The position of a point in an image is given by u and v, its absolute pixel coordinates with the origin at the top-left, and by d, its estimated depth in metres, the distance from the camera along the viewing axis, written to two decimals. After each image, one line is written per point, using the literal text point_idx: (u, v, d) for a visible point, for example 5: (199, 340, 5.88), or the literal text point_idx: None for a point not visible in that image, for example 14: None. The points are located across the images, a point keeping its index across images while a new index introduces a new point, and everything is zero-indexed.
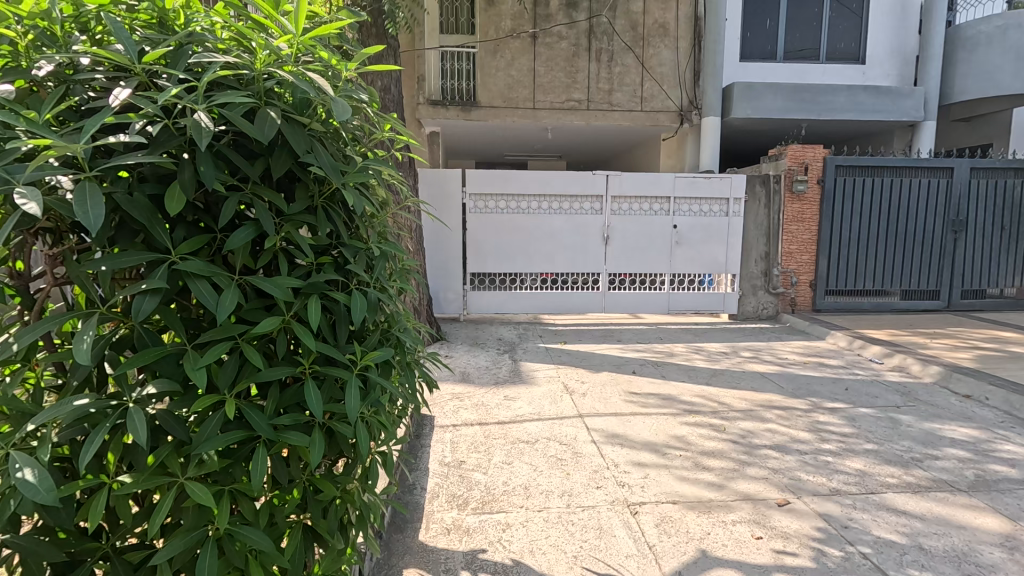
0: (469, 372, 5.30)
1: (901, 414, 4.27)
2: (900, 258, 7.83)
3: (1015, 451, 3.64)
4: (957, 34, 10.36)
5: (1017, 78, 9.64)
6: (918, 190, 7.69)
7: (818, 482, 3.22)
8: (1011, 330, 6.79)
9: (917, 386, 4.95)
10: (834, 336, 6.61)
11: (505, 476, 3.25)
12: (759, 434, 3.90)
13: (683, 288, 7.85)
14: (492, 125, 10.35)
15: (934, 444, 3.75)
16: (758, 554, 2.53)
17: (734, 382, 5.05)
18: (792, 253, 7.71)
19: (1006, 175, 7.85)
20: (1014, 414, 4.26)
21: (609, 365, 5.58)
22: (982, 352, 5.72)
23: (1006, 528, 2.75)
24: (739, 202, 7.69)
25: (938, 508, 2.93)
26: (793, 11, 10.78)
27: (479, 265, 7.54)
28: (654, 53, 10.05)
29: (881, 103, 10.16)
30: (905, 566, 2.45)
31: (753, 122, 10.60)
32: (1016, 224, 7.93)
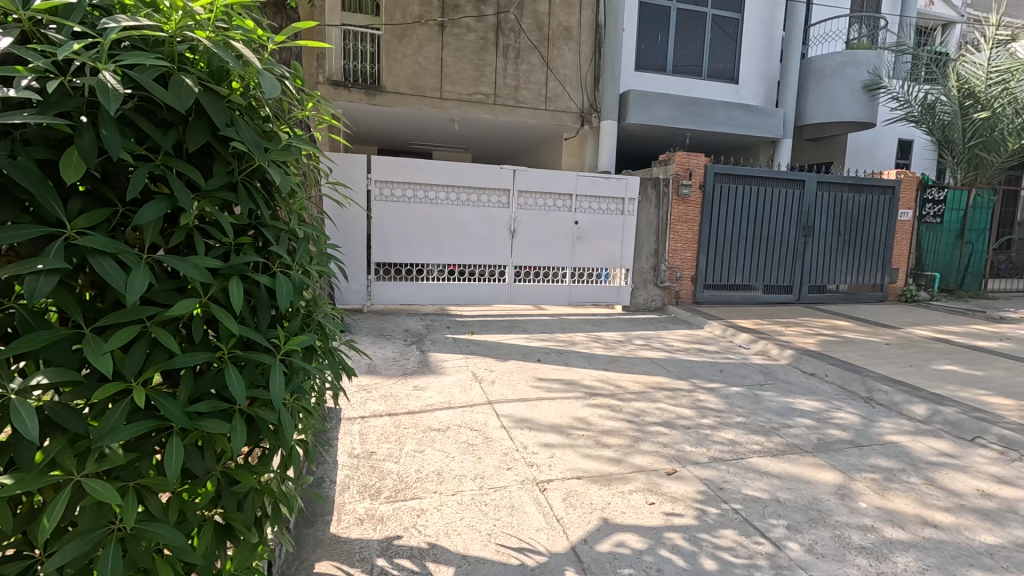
0: (376, 363, 5.19)
1: (763, 391, 4.95)
2: (763, 257, 8.97)
3: (846, 417, 4.41)
4: (809, 65, 11.99)
5: (852, 108, 11.45)
6: (778, 199, 8.86)
7: (699, 451, 3.65)
8: (844, 319, 8.13)
9: (775, 367, 5.76)
10: (711, 325, 7.43)
11: (417, 464, 3.26)
12: (650, 413, 4.29)
13: (583, 281, 8.30)
14: (398, 112, 10.10)
15: (788, 415, 4.41)
16: (651, 517, 2.82)
17: (628, 368, 5.49)
18: (677, 250, 8.51)
19: (843, 189, 9.29)
20: (846, 387, 5.14)
21: (515, 353, 5.78)
22: (823, 338, 6.78)
23: (839, 480, 3.34)
24: (633, 202, 8.30)
25: (791, 467, 3.47)
26: (681, 27, 11.76)
27: (384, 254, 7.35)
28: (558, 55, 10.43)
29: (751, 120, 11.49)
30: (766, 516, 2.89)
31: (646, 128, 11.45)
32: (849, 231, 9.43)
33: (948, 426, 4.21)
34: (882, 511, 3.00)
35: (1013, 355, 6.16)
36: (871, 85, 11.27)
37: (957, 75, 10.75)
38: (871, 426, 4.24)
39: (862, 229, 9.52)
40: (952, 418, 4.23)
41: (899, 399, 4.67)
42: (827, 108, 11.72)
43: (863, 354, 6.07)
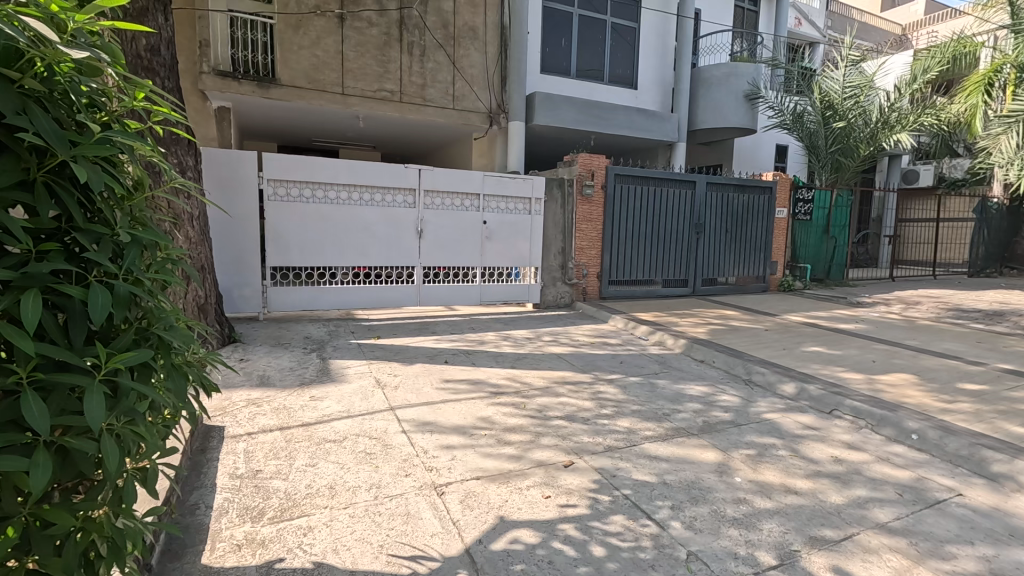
0: (269, 374, 4.86)
1: (658, 379, 5.26)
2: (661, 253, 9.56)
3: (728, 399, 4.81)
4: (699, 74, 12.93)
5: (736, 115, 12.51)
6: (673, 198, 9.48)
7: (595, 441, 3.80)
8: (732, 309, 8.87)
9: (670, 356, 6.16)
10: (614, 319, 7.78)
11: (307, 480, 3.08)
12: (552, 408, 4.40)
13: (494, 280, 8.36)
14: (295, 106, 9.55)
15: (678, 400, 4.72)
16: (546, 510, 2.88)
17: (534, 364, 5.59)
18: (583, 248, 8.82)
19: (729, 189, 10.12)
20: (729, 371, 5.61)
21: (422, 356, 5.68)
22: (712, 327, 7.35)
23: (719, 458, 3.62)
24: (539, 202, 8.50)
25: (678, 450, 3.71)
26: (583, 33, 12.18)
27: (281, 258, 6.92)
28: (465, 55, 10.40)
29: (649, 124, 12.18)
30: (653, 499, 3.06)
31: (552, 130, 11.76)
32: (735, 227, 10.29)
33: (811, 401, 4.72)
34: (753, 484, 3.29)
35: (864, 335, 7.05)
36: (752, 95, 12.40)
37: (820, 88, 12.15)
38: (749, 406, 4.66)
39: (746, 226, 10.43)
40: (815, 394, 4.75)
41: (773, 379, 5.17)
42: (715, 115, 12.70)
43: (745, 340, 6.65)
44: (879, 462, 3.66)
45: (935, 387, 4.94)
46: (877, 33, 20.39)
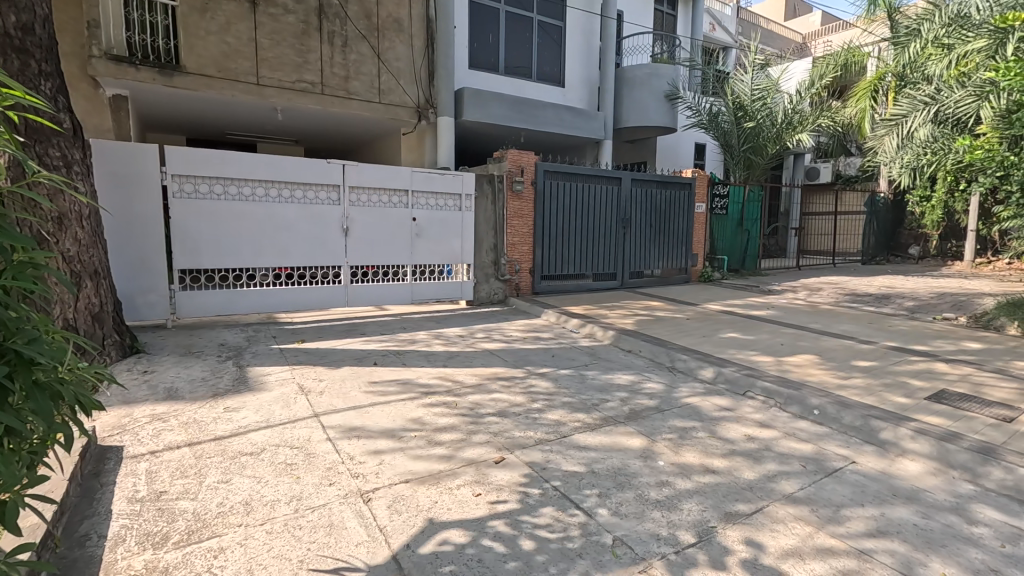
0: (177, 387, 4.48)
1: (588, 371, 5.40)
2: (591, 248, 9.82)
3: (653, 387, 5.02)
4: (623, 74, 13.31)
5: (658, 114, 13.03)
6: (600, 194, 9.76)
7: (527, 436, 3.83)
8: (657, 300, 9.27)
9: (600, 347, 6.34)
10: (547, 314, 7.89)
11: (219, 498, 2.87)
12: (485, 405, 4.39)
13: (425, 278, 8.20)
14: (204, 96, 8.87)
15: (606, 390, 4.87)
16: (476, 508, 2.86)
17: (467, 362, 5.55)
18: (515, 244, 8.89)
19: (653, 186, 10.56)
20: (654, 360, 5.86)
21: (350, 359, 5.47)
22: (639, 318, 7.64)
23: (644, 444, 3.76)
24: (470, 198, 8.44)
25: (606, 438, 3.82)
26: (511, 30, 12.21)
27: (191, 260, 6.41)
28: (390, 47, 10.05)
29: (577, 121, 12.44)
30: (582, 489, 3.12)
31: (482, 126, 11.74)
32: (659, 222, 10.77)
33: (728, 384, 5.03)
34: (676, 466, 3.44)
35: (774, 321, 7.61)
36: (671, 95, 13.02)
37: (732, 90, 12.98)
38: (672, 392, 4.89)
39: (669, 221, 10.94)
40: (730, 377, 5.06)
41: (693, 365, 5.45)
42: (638, 114, 13.13)
43: (669, 329, 6.96)
44: (786, 437, 3.95)
45: (833, 365, 5.43)
46: (780, 40, 22.09)
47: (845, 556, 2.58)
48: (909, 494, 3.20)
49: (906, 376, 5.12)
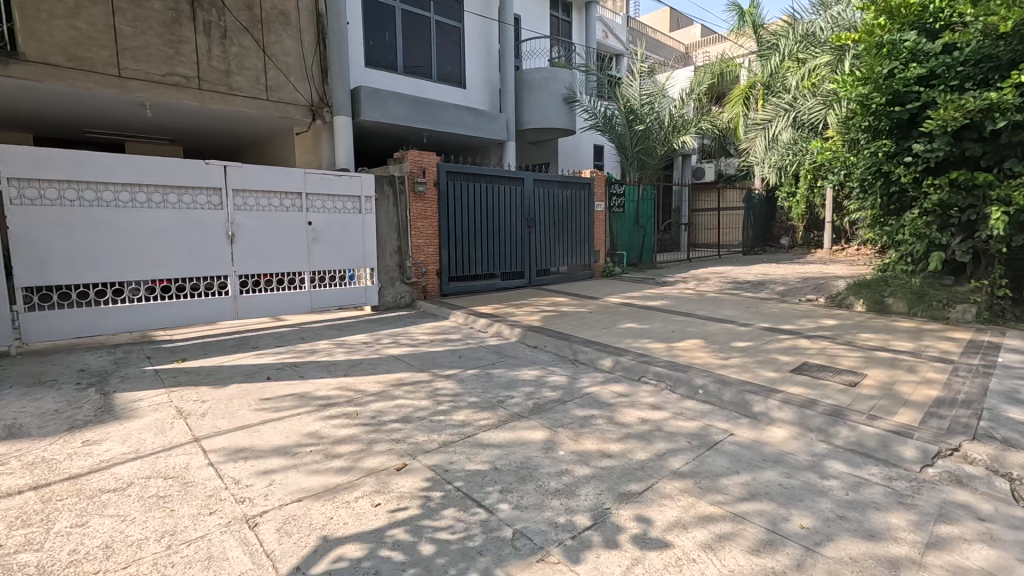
0: (22, 423, 3.87)
1: (494, 369, 5.45)
2: (497, 248, 9.93)
3: (557, 379, 5.18)
4: (521, 77, 13.47)
5: (558, 117, 13.40)
6: (504, 194, 9.91)
7: (430, 439, 3.77)
8: (562, 296, 9.59)
9: (506, 345, 6.43)
10: (455, 315, 7.86)
11: (73, 544, 2.52)
12: (388, 412, 4.27)
13: (325, 285, 7.81)
14: (52, 89, 7.77)
15: (512, 386, 4.94)
16: (375, 519, 2.77)
17: (370, 370, 5.37)
18: (420, 246, 8.77)
19: (554, 185, 10.89)
20: (558, 353, 6.05)
21: (239, 376, 5.07)
22: (545, 314, 7.84)
23: (546, 435, 3.87)
24: (370, 200, 8.17)
25: (509, 434, 3.87)
26: (407, 29, 11.96)
27: (39, 276, 5.59)
28: (276, 41, 9.43)
29: (479, 123, 12.51)
30: (484, 486, 3.14)
31: (381, 127, 11.41)
32: (562, 220, 11.13)
33: (625, 371, 5.32)
34: (575, 454, 3.57)
35: (667, 310, 8.17)
36: (569, 98, 13.44)
37: (623, 95, 14.00)
38: (575, 383, 5.08)
39: (571, 219, 11.34)
40: (627, 364, 5.36)
41: (594, 356, 5.70)
42: (538, 116, 13.38)
43: (573, 324, 7.22)
44: (675, 417, 4.25)
45: (716, 347, 5.94)
46: (666, 50, 23.76)
47: (722, 520, 2.82)
48: (776, 458, 3.58)
49: (775, 352, 5.75)
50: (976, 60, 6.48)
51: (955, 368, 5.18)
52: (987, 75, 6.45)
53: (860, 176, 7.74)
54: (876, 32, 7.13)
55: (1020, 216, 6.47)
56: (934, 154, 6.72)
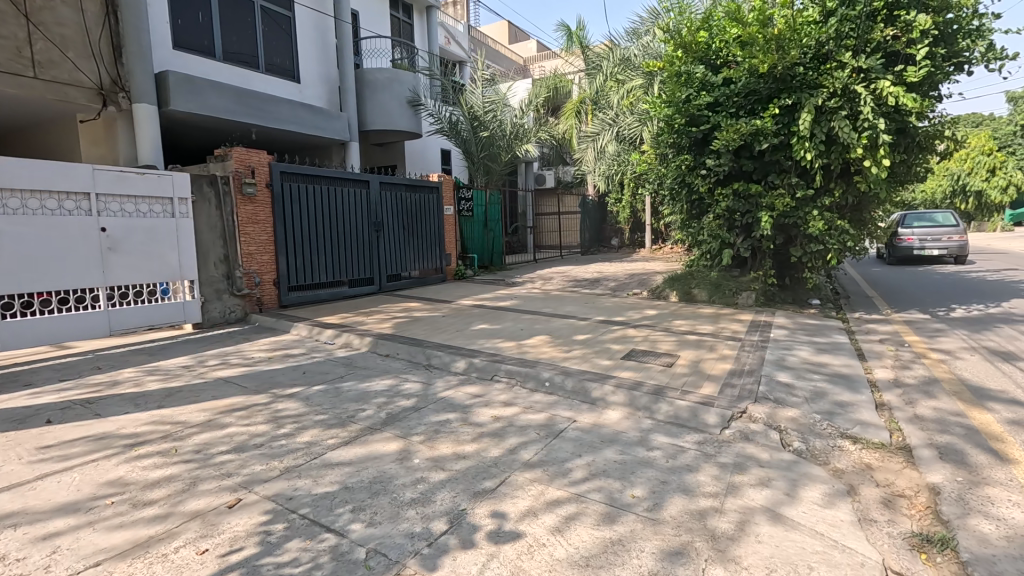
0: None
1: (343, 383, 5.15)
2: (343, 253, 9.39)
3: (411, 387, 5.08)
4: (362, 76, 12.92)
5: (402, 119, 13.15)
6: (348, 197, 9.43)
7: (269, 466, 3.42)
8: (415, 300, 9.47)
9: (356, 356, 6.13)
10: (296, 327, 7.26)
11: None
12: (216, 443, 3.76)
13: (129, 303, 6.64)
14: None
15: (363, 399, 4.72)
16: (201, 568, 2.42)
17: (193, 397, 4.67)
18: (251, 254, 7.91)
19: (401, 189, 10.66)
20: (411, 360, 5.95)
21: (6, 422, 4.02)
22: (396, 320, 7.66)
23: (399, 445, 3.77)
24: (185, 203, 7.12)
25: (361, 449, 3.70)
26: (226, 11, 10.67)
27: None
28: (44, 6, 7.62)
29: (316, 120, 11.71)
30: (334, 508, 2.95)
31: (197, 119, 10.01)
32: (411, 225, 10.94)
33: (477, 371, 5.45)
34: (430, 460, 3.54)
35: (516, 309, 8.57)
36: (413, 102, 13.27)
37: (466, 102, 14.28)
38: (429, 388, 5.04)
39: (420, 222, 11.22)
40: (480, 365, 5.50)
41: (447, 359, 5.73)
42: (382, 117, 12.97)
43: (425, 328, 7.16)
44: (525, 411, 4.47)
45: (560, 342, 6.40)
46: (505, 61, 24.90)
47: (567, 502, 3.05)
48: (612, 438, 3.98)
49: (609, 342, 6.39)
50: (745, 93, 7.92)
51: (743, 344, 6.32)
52: (753, 105, 7.94)
53: (669, 185, 9.03)
54: (676, 62, 8.41)
55: (781, 220, 8.13)
56: (721, 167, 8.16)
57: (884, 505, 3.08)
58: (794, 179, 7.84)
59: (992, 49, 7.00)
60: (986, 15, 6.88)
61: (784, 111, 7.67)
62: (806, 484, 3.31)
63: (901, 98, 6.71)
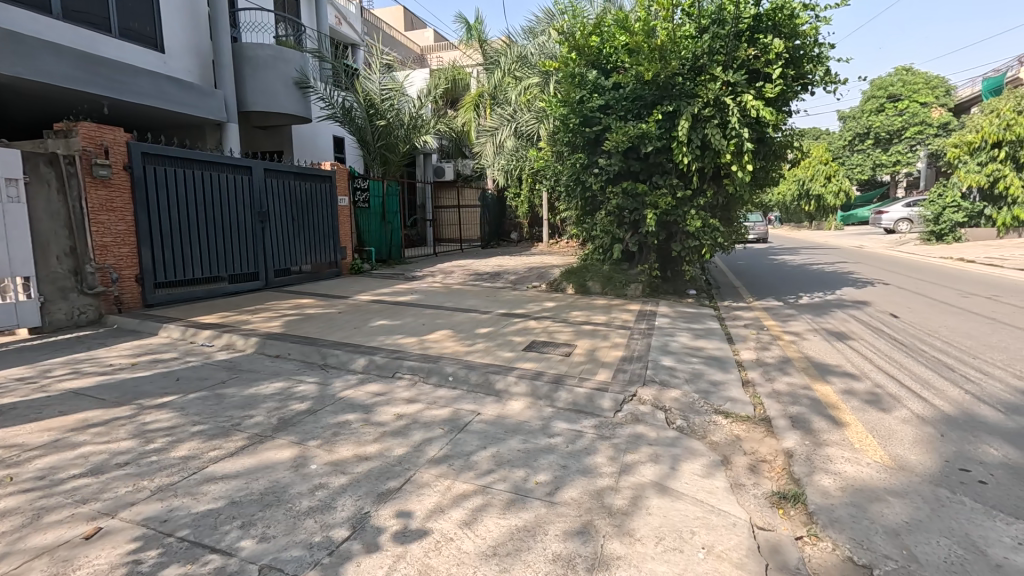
0: None
1: (226, 388, 4.69)
2: (221, 246, 8.53)
3: (305, 388, 4.77)
4: (241, 51, 11.74)
5: (289, 101, 12.20)
6: (227, 185, 8.58)
7: (138, 487, 3.02)
8: (307, 297, 8.90)
9: (240, 358, 5.62)
10: (167, 329, 6.47)
11: None
12: (66, 466, 3.23)
13: None
14: None
15: (251, 404, 4.34)
16: None
17: (33, 414, 3.97)
18: (107, 246, 6.90)
19: (289, 177, 9.91)
20: (305, 360, 5.59)
21: None
22: (287, 318, 7.14)
23: (294, 452, 3.53)
24: (15, 186, 5.96)
25: (249, 459, 3.40)
26: None
27: None
28: None
29: (186, 97, 10.47)
30: (219, 526, 2.69)
31: (31, 86, 8.45)
32: (300, 216, 10.21)
33: (378, 369, 5.27)
34: (329, 465, 3.36)
35: (417, 304, 8.41)
36: (302, 84, 12.37)
37: (361, 88, 13.76)
38: (326, 389, 4.77)
39: (312, 214, 10.51)
40: (380, 362, 5.32)
41: (345, 358, 5.46)
42: (265, 98, 11.92)
43: (320, 326, 6.77)
44: (429, 407, 4.41)
45: (462, 336, 6.40)
46: (403, 49, 24.20)
47: (474, 494, 3.07)
48: (515, 428, 4.07)
49: (511, 335, 6.52)
50: (632, 98, 8.50)
51: (632, 332, 6.80)
52: (639, 109, 8.53)
53: (565, 182, 9.43)
54: (570, 64, 8.79)
55: (664, 218, 8.85)
56: (611, 167, 8.70)
57: (751, 471, 3.51)
58: (675, 181, 8.57)
59: (828, 74, 8.19)
60: (824, 44, 8.02)
61: (666, 117, 8.34)
62: (688, 458, 3.66)
63: (761, 111, 7.64)
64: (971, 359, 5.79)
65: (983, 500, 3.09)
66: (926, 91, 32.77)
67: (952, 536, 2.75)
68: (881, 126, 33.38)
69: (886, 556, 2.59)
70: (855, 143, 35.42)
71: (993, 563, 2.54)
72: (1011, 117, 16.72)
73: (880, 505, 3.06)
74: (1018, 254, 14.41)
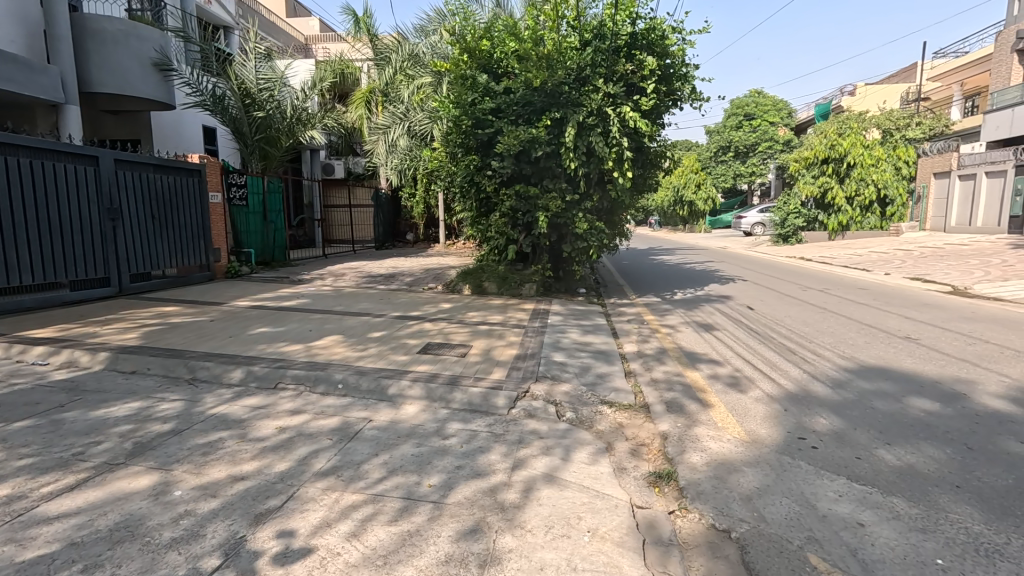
0: None
1: (65, 413, 4.03)
2: (59, 248, 7.32)
3: (169, 407, 4.26)
4: (80, 22, 10.15)
5: (145, 83, 10.84)
6: (63, 176, 7.37)
7: None
8: (172, 304, 7.95)
9: (84, 377, 4.86)
10: None
11: None
12: None
13: None
14: None
15: (98, 429, 3.78)
16: None
17: None
18: None
19: (147, 169, 8.76)
20: (169, 375, 4.99)
21: None
22: (147, 329, 6.32)
23: (154, 478, 3.14)
24: None
25: (96, 491, 2.97)
26: None
27: None
28: None
29: (10, 71, 8.82)
30: (54, 573, 2.31)
31: None
32: (162, 214, 9.06)
33: (256, 380, 4.87)
34: (196, 489, 3.03)
35: (303, 309, 7.90)
36: (160, 65, 11.05)
37: (235, 75, 12.52)
38: (194, 406, 4.30)
39: (176, 212, 9.38)
40: (260, 373, 4.92)
41: (218, 371, 4.98)
42: (115, 78, 10.45)
43: (187, 336, 6.09)
44: (315, 418, 4.17)
45: (353, 340, 6.14)
46: (284, 36, 22.65)
47: (363, 505, 2.96)
48: (408, 433, 3.98)
49: (405, 338, 6.38)
50: (523, 103, 8.71)
51: (526, 331, 7.00)
52: (530, 115, 8.77)
53: (460, 183, 9.47)
54: (462, 65, 8.86)
55: (555, 220, 9.16)
56: (504, 169, 8.88)
57: (631, 455, 3.79)
58: (564, 185, 8.90)
59: (694, 91, 9.04)
60: (691, 65, 8.86)
61: (554, 123, 8.69)
62: (576, 448, 3.85)
63: (638, 123, 8.27)
64: (809, 343, 6.76)
65: (815, 463, 3.63)
66: (774, 113, 37.83)
67: (792, 496, 3.19)
68: (740, 141, 37.90)
69: (740, 520, 2.95)
70: (719, 155, 39.76)
71: (821, 514, 3.00)
72: (836, 137, 19.78)
73: (736, 475, 3.47)
74: (843, 254, 17.16)
